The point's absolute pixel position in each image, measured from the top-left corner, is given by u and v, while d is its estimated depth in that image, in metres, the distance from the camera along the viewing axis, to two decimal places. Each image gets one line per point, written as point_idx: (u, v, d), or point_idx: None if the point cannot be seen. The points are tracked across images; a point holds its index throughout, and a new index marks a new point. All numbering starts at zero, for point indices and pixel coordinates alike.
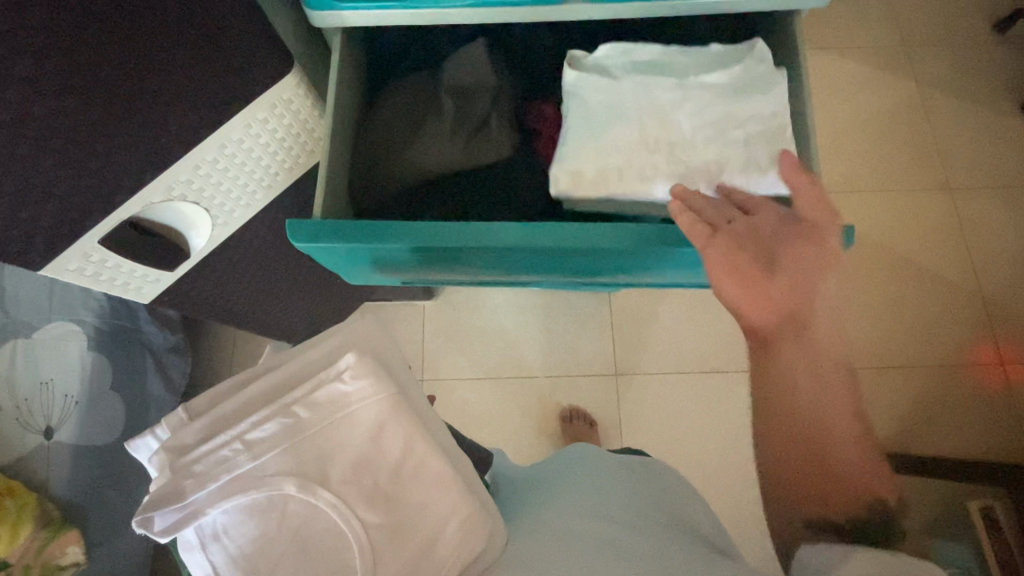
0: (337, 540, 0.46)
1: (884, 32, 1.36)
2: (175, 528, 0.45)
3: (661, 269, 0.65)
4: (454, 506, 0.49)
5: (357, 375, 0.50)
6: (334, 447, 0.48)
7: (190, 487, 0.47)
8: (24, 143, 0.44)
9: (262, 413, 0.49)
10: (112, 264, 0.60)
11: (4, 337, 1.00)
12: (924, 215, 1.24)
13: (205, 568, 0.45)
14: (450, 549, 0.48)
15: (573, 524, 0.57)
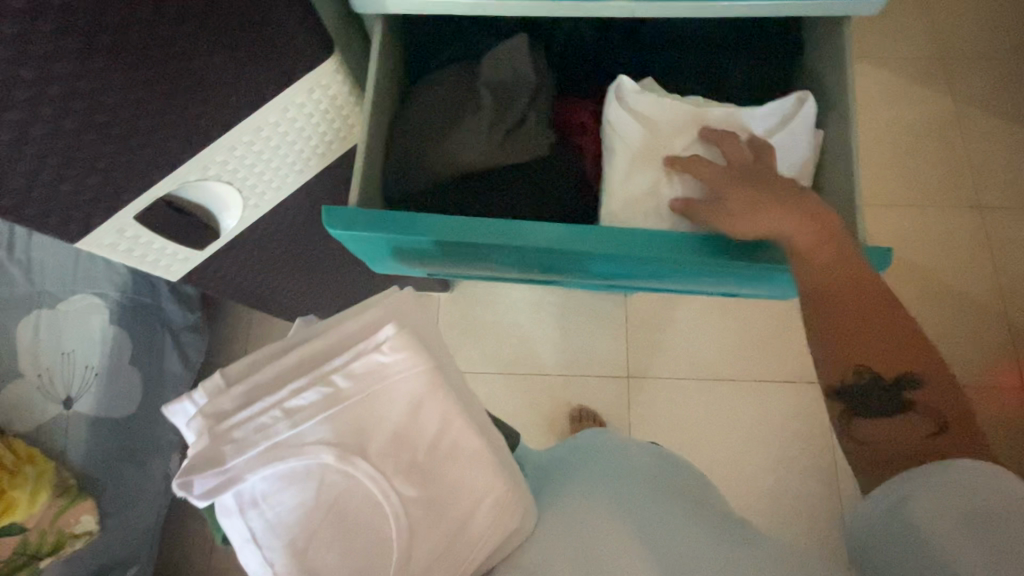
0: (375, 516, 0.47)
1: (922, 43, 1.33)
2: (215, 492, 0.45)
3: (698, 279, 0.65)
4: (487, 489, 0.50)
5: (397, 347, 0.48)
6: (366, 420, 0.48)
7: (229, 452, 0.45)
8: (70, 118, 0.45)
9: (303, 380, 0.47)
10: (146, 240, 0.61)
11: (29, 307, 1.02)
12: (953, 232, 1.21)
13: (244, 533, 0.45)
14: (483, 527, 0.49)
15: (591, 507, 0.56)
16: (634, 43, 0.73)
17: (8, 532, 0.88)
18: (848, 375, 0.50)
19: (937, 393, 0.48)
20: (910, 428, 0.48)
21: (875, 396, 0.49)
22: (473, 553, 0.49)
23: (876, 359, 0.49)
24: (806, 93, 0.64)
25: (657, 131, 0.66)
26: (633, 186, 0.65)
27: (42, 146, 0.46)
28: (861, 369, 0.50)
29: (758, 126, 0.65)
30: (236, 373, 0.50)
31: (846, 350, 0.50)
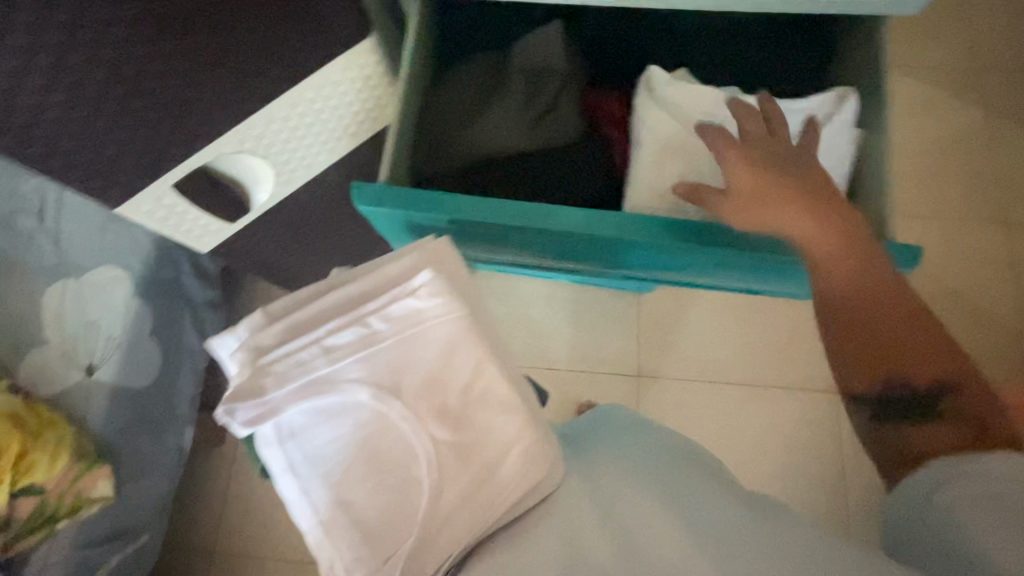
0: (405, 459, 0.50)
1: (955, 53, 1.30)
2: (258, 421, 0.51)
3: (724, 274, 0.66)
4: (515, 439, 0.51)
5: (432, 293, 0.52)
6: (400, 361, 0.52)
7: (271, 383, 0.51)
8: (122, 83, 0.47)
9: (338, 322, 0.52)
10: (181, 210, 0.62)
11: (57, 276, 1.05)
12: (977, 247, 1.20)
13: (284, 462, 0.51)
14: (510, 477, 0.50)
15: (619, 472, 0.55)
16: (666, 39, 0.74)
17: (26, 492, 0.89)
18: (877, 383, 0.52)
19: (974, 395, 0.48)
20: (951, 432, 0.48)
21: (907, 401, 0.51)
22: (501, 503, 0.50)
23: (906, 366, 0.51)
24: (850, 90, 0.65)
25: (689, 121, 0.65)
26: (664, 177, 0.65)
27: (93, 109, 0.47)
28: (889, 377, 0.51)
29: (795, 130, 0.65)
30: (276, 312, 0.55)
31: (871, 360, 0.52)
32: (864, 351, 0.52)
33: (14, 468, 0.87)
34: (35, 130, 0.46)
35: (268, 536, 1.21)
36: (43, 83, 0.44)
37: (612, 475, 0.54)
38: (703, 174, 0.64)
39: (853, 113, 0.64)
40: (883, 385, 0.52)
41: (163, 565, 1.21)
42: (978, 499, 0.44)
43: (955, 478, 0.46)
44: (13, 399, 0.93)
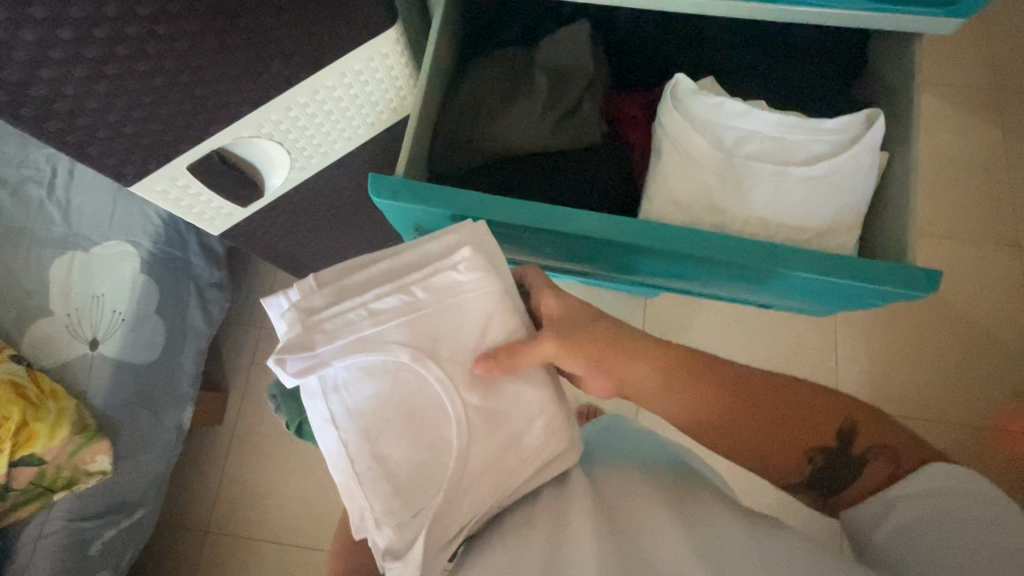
0: (440, 424, 0.50)
1: (976, 72, 1.28)
2: (307, 373, 0.48)
3: (752, 288, 0.64)
4: (538, 417, 0.52)
5: (473, 267, 0.50)
6: (439, 330, 0.50)
7: (320, 340, 0.48)
8: (144, 60, 0.46)
9: (384, 287, 0.50)
10: (194, 191, 0.62)
11: (65, 248, 1.05)
12: (988, 269, 1.18)
13: (324, 414, 0.50)
14: (536, 443, 0.52)
15: (630, 488, 0.53)
16: (695, 43, 0.72)
17: (24, 463, 0.89)
18: (803, 467, 0.55)
19: (871, 432, 0.54)
20: (879, 475, 0.53)
21: (830, 472, 0.55)
22: (521, 469, 0.52)
23: (816, 442, 0.55)
24: (877, 111, 0.61)
25: (711, 131, 0.64)
26: (685, 189, 0.63)
27: (113, 87, 0.47)
28: (812, 454, 0.55)
29: (826, 143, 0.63)
30: (326, 277, 0.52)
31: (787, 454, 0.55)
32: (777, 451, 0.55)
33: (15, 437, 0.87)
34: (55, 105, 0.46)
35: (262, 518, 1.21)
36: (66, 56, 0.43)
37: (615, 491, 0.53)
38: (724, 187, 0.63)
39: (882, 120, 0.60)
40: (806, 461, 0.55)
41: (157, 541, 1.22)
42: (913, 518, 0.48)
43: (892, 514, 0.50)
44: (19, 366, 0.93)
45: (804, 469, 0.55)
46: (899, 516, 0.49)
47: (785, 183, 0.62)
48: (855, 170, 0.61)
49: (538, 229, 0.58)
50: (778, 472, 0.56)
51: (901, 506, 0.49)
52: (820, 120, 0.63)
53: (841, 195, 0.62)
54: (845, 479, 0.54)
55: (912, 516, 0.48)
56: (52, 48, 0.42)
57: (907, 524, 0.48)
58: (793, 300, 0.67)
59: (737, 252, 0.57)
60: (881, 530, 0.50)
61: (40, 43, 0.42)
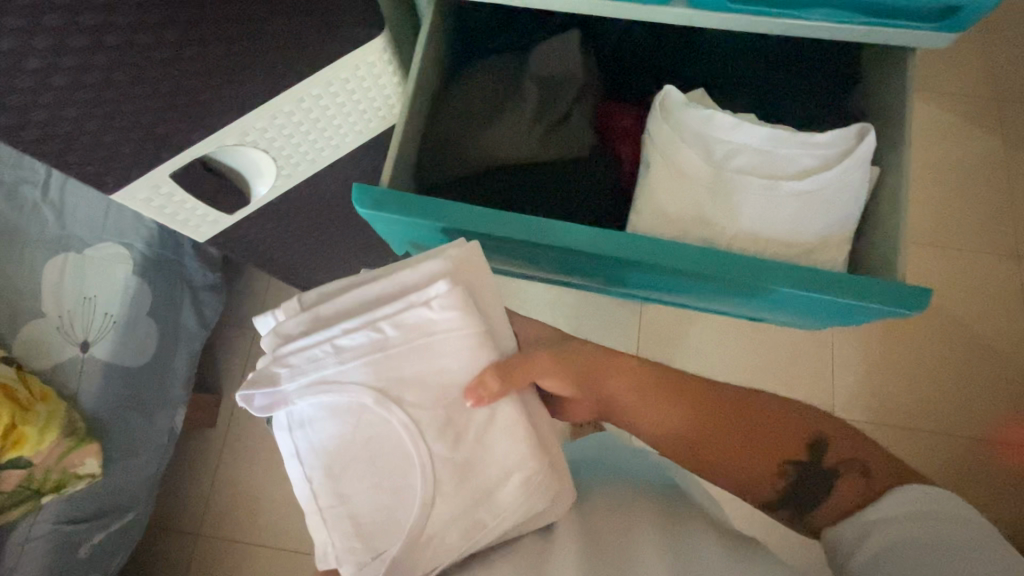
0: (406, 464, 0.49)
1: (977, 80, 1.28)
2: (272, 408, 0.50)
3: (742, 302, 0.64)
4: (517, 469, 0.48)
5: (445, 305, 0.48)
6: (413, 364, 0.49)
7: (284, 376, 0.49)
8: (123, 69, 0.46)
9: (353, 322, 0.49)
10: (178, 198, 0.61)
11: (57, 250, 1.04)
12: (987, 280, 1.17)
13: (289, 449, 0.50)
14: (509, 502, 0.48)
15: (619, 517, 0.51)
16: (687, 53, 0.72)
17: (11, 466, 0.88)
18: (777, 480, 0.56)
19: (842, 445, 0.56)
20: (856, 488, 0.53)
21: (809, 481, 0.55)
22: (494, 526, 0.48)
23: (789, 451, 0.56)
24: (868, 127, 0.61)
25: (700, 143, 0.63)
26: (674, 202, 0.63)
27: (91, 95, 0.46)
28: (786, 465, 0.56)
29: (816, 158, 0.62)
30: (307, 301, 0.53)
31: (762, 463, 0.56)
32: (751, 462, 0.56)
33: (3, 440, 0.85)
34: (32, 113, 0.45)
35: (253, 522, 1.20)
36: (41, 66, 0.43)
37: (604, 518, 0.52)
38: (714, 201, 0.62)
39: (873, 137, 0.59)
40: (781, 476, 0.56)
41: (148, 544, 1.21)
42: (886, 542, 0.46)
43: (869, 540, 0.48)
44: (8, 367, 0.91)
45: (777, 482, 0.56)
46: (872, 541, 0.47)
47: (774, 201, 0.62)
48: (847, 186, 0.61)
49: (523, 244, 0.58)
50: (753, 484, 0.57)
51: (873, 526, 0.48)
52: (811, 134, 0.62)
53: (833, 210, 0.61)
54: (820, 492, 0.54)
55: (885, 542, 0.46)
56: (27, 57, 0.42)
57: (880, 548, 0.46)
58: (785, 316, 0.66)
59: (724, 267, 0.56)
60: (854, 556, 0.48)
61: (15, 52, 0.41)
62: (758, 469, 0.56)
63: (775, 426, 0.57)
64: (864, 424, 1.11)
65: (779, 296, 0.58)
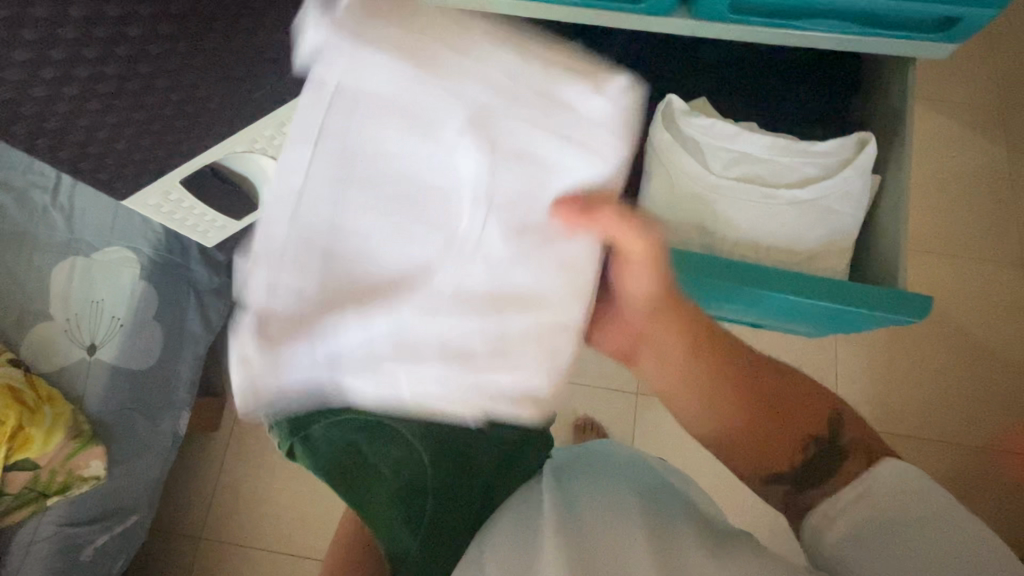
0: (472, 254, 0.46)
1: (981, 89, 1.28)
2: (322, 47, 0.44)
3: (745, 310, 0.64)
4: (573, 306, 0.49)
5: (611, 98, 0.47)
6: (527, 150, 0.47)
7: (358, 18, 0.44)
8: (135, 80, 0.47)
9: (495, 52, 0.47)
10: (187, 204, 0.63)
11: (66, 254, 1.05)
12: (991, 288, 1.17)
13: (323, 97, 0.45)
14: (517, 336, 0.47)
15: (609, 506, 0.52)
16: (689, 62, 0.73)
17: (18, 467, 0.90)
18: (799, 450, 0.54)
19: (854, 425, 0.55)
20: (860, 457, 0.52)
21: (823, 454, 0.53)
22: (488, 359, 0.46)
23: (813, 425, 0.55)
24: (868, 135, 0.61)
25: (701, 153, 0.64)
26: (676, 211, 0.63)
27: (105, 106, 0.47)
28: (808, 440, 0.54)
29: (816, 166, 0.63)
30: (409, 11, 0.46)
31: (779, 436, 0.55)
32: (777, 429, 0.55)
33: (10, 442, 0.86)
34: (47, 123, 0.46)
35: (256, 525, 1.21)
36: (57, 76, 0.43)
37: (593, 510, 0.51)
38: (715, 209, 0.63)
39: (874, 144, 0.60)
40: (800, 450, 0.54)
41: (151, 547, 1.21)
42: (873, 527, 0.47)
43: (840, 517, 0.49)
44: (16, 369, 0.92)
45: (794, 457, 0.54)
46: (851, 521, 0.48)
47: (776, 208, 0.62)
48: (846, 194, 0.61)
49: None
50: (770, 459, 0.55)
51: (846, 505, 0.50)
52: (811, 142, 0.63)
53: (833, 218, 0.62)
54: (825, 468, 0.52)
55: (866, 524, 0.47)
56: (42, 68, 0.42)
57: (867, 532, 0.47)
58: (788, 322, 0.66)
59: (726, 276, 0.57)
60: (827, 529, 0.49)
61: (31, 64, 0.42)
62: (778, 436, 0.55)
63: (803, 399, 0.57)
64: None
65: (781, 304, 0.59)
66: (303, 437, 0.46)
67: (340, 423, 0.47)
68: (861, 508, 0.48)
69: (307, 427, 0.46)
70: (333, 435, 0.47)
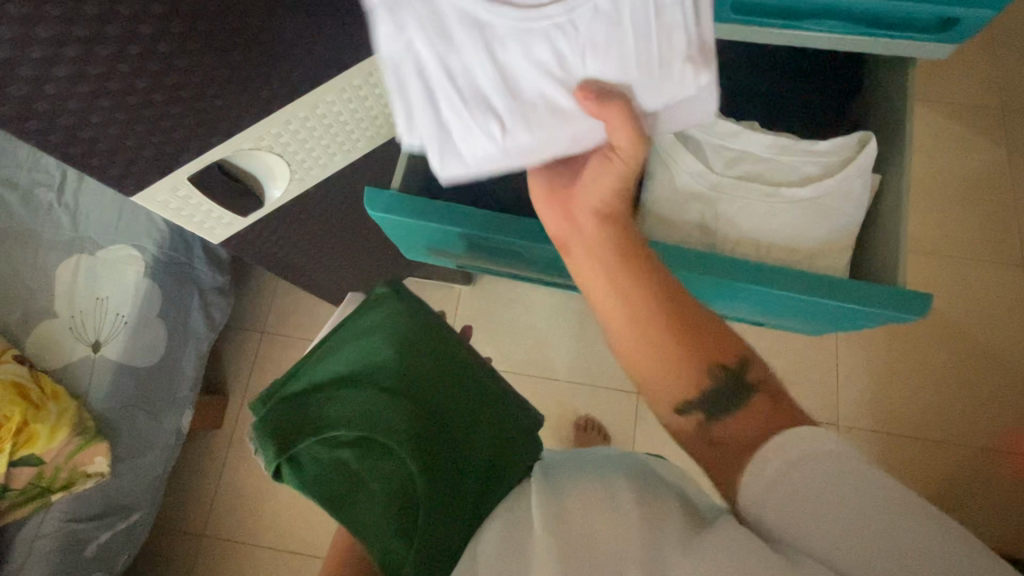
0: (529, 43, 0.45)
1: (982, 91, 1.29)
2: None
3: (744, 306, 0.64)
4: (523, 148, 0.51)
5: (686, 67, 0.46)
6: (626, 27, 0.45)
7: None
8: (145, 77, 0.47)
9: None
10: (195, 201, 0.63)
11: (71, 252, 1.06)
12: (991, 289, 1.18)
13: None
14: (473, 140, 0.50)
15: (595, 484, 0.49)
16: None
17: (23, 463, 0.90)
18: (704, 380, 0.48)
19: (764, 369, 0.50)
20: (765, 408, 0.47)
21: (718, 393, 0.48)
22: (449, 120, 0.49)
23: (717, 351, 0.49)
24: (870, 134, 0.62)
25: (703, 152, 0.65)
26: (677, 209, 0.64)
27: (115, 102, 0.48)
28: (712, 366, 0.48)
29: (818, 165, 0.63)
30: None
31: (673, 361, 0.48)
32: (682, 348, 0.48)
33: (15, 438, 0.87)
34: (59, 119, 0.47)
35: (258, 523, 1.21)
36: (69, 74, 0.44)
37: (576, 494, 0.48)
38: (717, 208, 0.64)
39: (875, 142, 0.61)
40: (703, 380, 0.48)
41: (154, 544, 1.22)
42: (816, 494, 0.39)
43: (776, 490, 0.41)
44: (21, 366, 0.93)
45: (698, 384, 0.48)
46: (785, 478, 0.41)
47: (777, 207, 0.63)
48: (848, 192, 0.62)
49: (528, 245, 0.60)
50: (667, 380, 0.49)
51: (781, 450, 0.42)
52: (813, 142, 0.63)
53: (834, 217, 0.62)
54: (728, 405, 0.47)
55: (807, 489, 0.40)
56: (56, 65, 0.43)
57: (807, 500, 0.39)
58: (790, 320, 0.66)
59: (726, 274, 0.57)
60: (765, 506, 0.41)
61: (45, 61, 0.43)
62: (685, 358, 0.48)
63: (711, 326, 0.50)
64: (867, 432, 1.12)
65: (779, 302, 0.59)
66: (291, 457, 0.50)
67: (327, 441, 0.50)
68: (801, 465, 0.41)
69: (294, 448, 0.50)
70: (319, 454, 0.50)
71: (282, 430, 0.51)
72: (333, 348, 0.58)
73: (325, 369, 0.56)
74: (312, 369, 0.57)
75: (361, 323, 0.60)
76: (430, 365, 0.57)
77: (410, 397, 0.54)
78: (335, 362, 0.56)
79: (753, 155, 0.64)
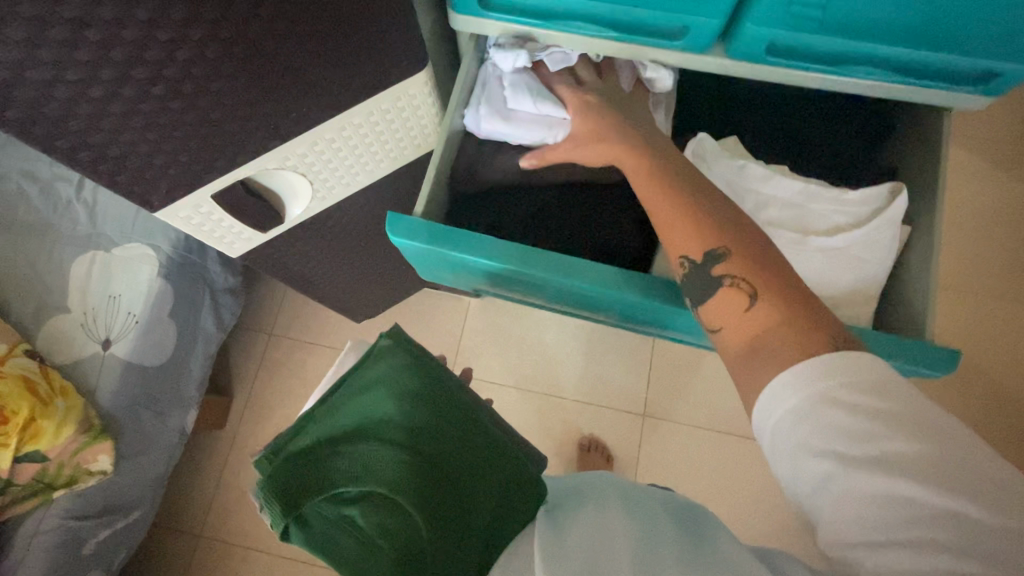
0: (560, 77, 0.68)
1: (1011, 129, 1.27)
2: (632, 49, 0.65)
3: None
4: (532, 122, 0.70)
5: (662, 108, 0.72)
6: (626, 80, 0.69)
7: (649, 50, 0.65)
8: (177, 99, 0.47)
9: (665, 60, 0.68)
10: (217, 218, 0.63)
11: (87, 247, 1.06)
12: (1012, 330, 1.16)
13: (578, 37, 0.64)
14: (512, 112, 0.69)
15: (596, 528, 0.49)
16: (737, 95, 0.74)
17: (27, 459, 0.89)
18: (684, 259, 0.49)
19: (741, 260, 0.46)
20: (734, 301, 0.45)
21: None
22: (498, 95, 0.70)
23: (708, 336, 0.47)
24: (900, 185, 0.61)
25: (734, 196, 0.64)
26: None
27: (146, 122, 0.48)
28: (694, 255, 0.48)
29: (846, 215, 0.63)
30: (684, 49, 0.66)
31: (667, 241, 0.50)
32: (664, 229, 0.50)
33: (21, 433, 0.86)
34: (90, 137, 0.47)
35: (256, 527, 1.21)
36: (103, 95, 0.44)
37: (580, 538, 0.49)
38: None
39: (904, 194, 0.60)
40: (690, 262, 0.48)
41: (151, 544, 1.21)
42: (838, 444, 0.37)
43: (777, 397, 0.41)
44: (31, 361, 0.93)
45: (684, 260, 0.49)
46: (800, 416, 0.38)
47: (804, 254, 0.62)
48: (875, 242, 0.62)
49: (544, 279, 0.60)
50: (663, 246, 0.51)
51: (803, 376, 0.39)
52: (843, 190, 0.63)
53: (863, 267, 0.62)
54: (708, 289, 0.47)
55: (827, 430, 0.37)
56: (91, 87, 0.43)
57: (823, 454, 0.37)
58: None
59: None
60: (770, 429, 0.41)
61: (81, 81, 0.42)
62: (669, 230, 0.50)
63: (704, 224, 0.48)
64: None
65: None
66: (298, 517, 0.47)
67: (336, 497, 0.48)
68: (820, 404, 0.38)
69: (300, 506, 0.47)
70: (328, 512, 0.47)
71: (287, 486, 0.47)
72: (336, 402, 0.55)
73: (328, 426, 0.52)
74: (317, 424, 0.53)
75: (367, 375, 0.57)
76: (438, 421, 0.54)
77: (421, 455, 0.51)
78: (341, 415, 0.53)
79: (778, 202, 0.64)
